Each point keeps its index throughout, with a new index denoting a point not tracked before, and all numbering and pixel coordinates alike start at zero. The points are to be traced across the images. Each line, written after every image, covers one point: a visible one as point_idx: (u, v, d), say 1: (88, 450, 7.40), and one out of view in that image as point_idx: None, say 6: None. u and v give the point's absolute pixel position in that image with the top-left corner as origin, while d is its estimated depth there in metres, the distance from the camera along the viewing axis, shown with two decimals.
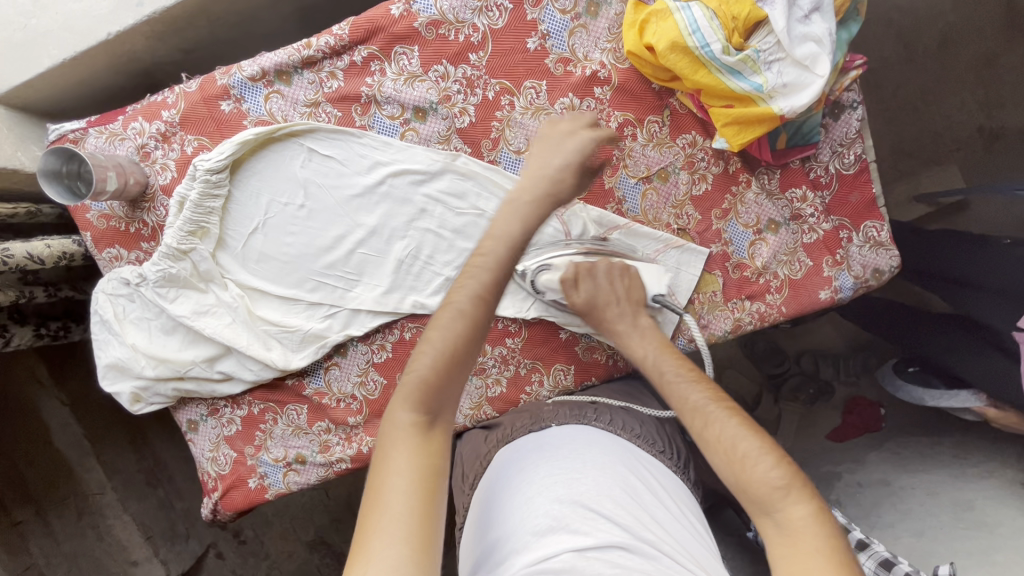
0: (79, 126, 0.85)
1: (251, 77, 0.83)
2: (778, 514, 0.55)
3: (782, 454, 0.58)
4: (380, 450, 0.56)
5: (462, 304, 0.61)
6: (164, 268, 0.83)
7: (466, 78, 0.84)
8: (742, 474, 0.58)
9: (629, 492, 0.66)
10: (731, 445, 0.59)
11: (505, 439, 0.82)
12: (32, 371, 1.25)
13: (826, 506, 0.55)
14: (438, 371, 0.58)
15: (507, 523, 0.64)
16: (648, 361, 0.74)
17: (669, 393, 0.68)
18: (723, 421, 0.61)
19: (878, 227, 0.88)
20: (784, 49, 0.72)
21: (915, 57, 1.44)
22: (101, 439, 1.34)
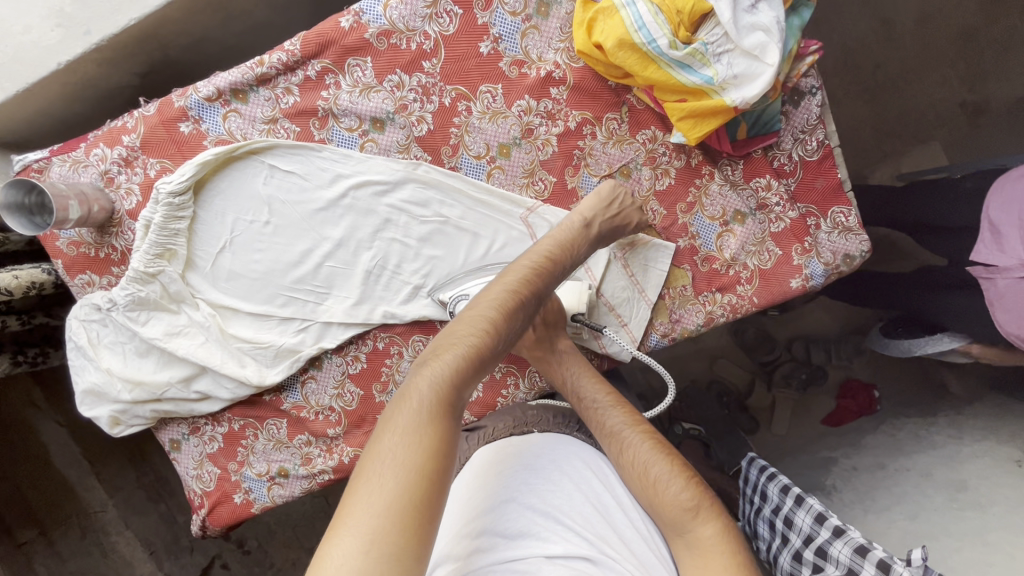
0: (42, 155, 0.86)
1: (207, 98, 0.84)
2: (688, 534, 0.60)
3: (690, 476, 0.63)
4: (395, 416, 0.55)
5: (503, 300, 0.65)
6: (132, 291, 0.84)
7: (421, 86, 0.83)
8: (654, 496, 0.63)
9: (599, 507, 0.67)
10: (644, 468, 0.65)
11: (487, 438, 0.78)
12: (29, 395, 1.29)
13: (731, 522, 0.61)
14: (472, 357, 0.60)
15: (474, 516, 0.63)
16: (566, 386, 0.77)
17: (592, 418, 0.73)
18: (637, 446, 0.67)
19: (845, 212, 0.87)
20: (732, 41, 0.71)
21: (894, 34, 1.42)
22: (101, 457, 1.36)
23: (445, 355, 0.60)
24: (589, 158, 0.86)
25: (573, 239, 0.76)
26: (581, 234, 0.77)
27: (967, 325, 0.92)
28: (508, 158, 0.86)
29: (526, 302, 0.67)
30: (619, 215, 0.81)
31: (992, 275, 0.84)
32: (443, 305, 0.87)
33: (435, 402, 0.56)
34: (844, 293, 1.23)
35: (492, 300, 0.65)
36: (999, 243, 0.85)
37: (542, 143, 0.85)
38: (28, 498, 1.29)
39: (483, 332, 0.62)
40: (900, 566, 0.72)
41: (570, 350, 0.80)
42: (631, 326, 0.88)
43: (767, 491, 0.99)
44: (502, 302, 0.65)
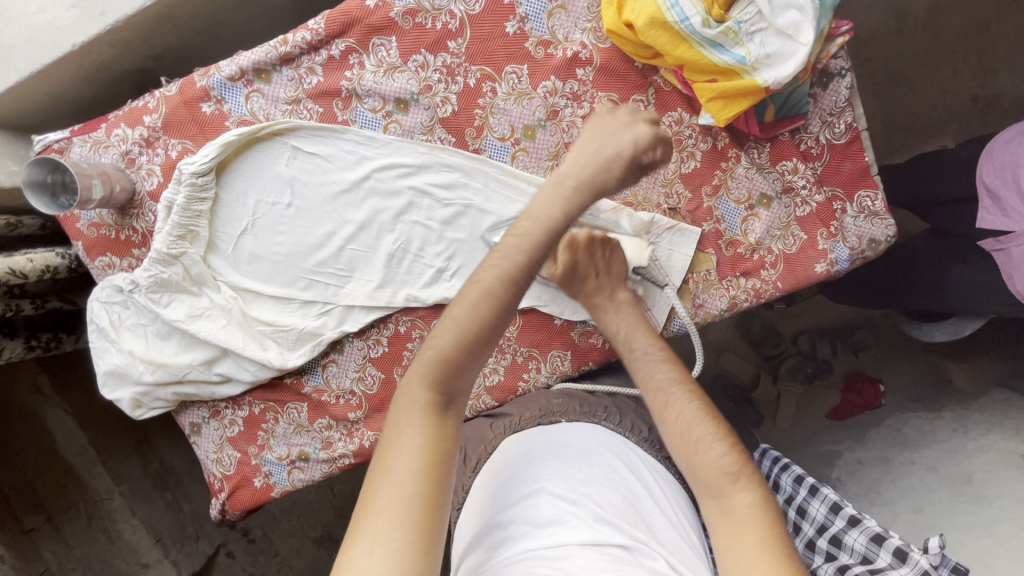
0: (63, 136, 0.85)
1: (230, 78, 0.83)
2: (724, 499, 0.61)
3: (734, 442, 0.64)
4: (392, 426, 0.56)
5: (489, 283, 0.60)
6: (155, 273, 0.83)
7: (446, 67, 0.83)
8: (694, 456, 0.64)
9: (632, 498, 0.65)
10: (688, 428, 0.66)
11: (514, 427, 0.80)
12: (34, 381, 1.26)
13: (771, 495, 0.61)
14: (459, 350, 0.58)
15: (506, 508, 0.64)
16: (619, 337, 0.79)
17: (638, 370, 0.74)
18: (682, 403, 0.68)
19: (873, 197, 0.86)
20: (766, 19, 0.71)
21: (908, 26, 1.40)
22: (107, 447, 1.36)
23: (424, 359, 0.59)
24: None
25: (554, 201, 0.67)
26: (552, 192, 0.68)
27: (975, 299, 0.92)
28: (533, 140, 0.85)
29: (509, 278, 0.61)
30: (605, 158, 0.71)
31: (1004, 244, 0.84)
32: None
33: (425, 405, 0.56)
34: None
35: (472, 288, 0.61)
36: (1001, 208, 0.86)
37: (567, 124, 0.85)
38: (35, 484, 1.24)
39: (466, 323, 0.59)
40: (917, 554, 0.73)
41: (626, 297, 0.82)
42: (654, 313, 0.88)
43: (779, 482, 0.94)
44: (482, 288, 0.60)
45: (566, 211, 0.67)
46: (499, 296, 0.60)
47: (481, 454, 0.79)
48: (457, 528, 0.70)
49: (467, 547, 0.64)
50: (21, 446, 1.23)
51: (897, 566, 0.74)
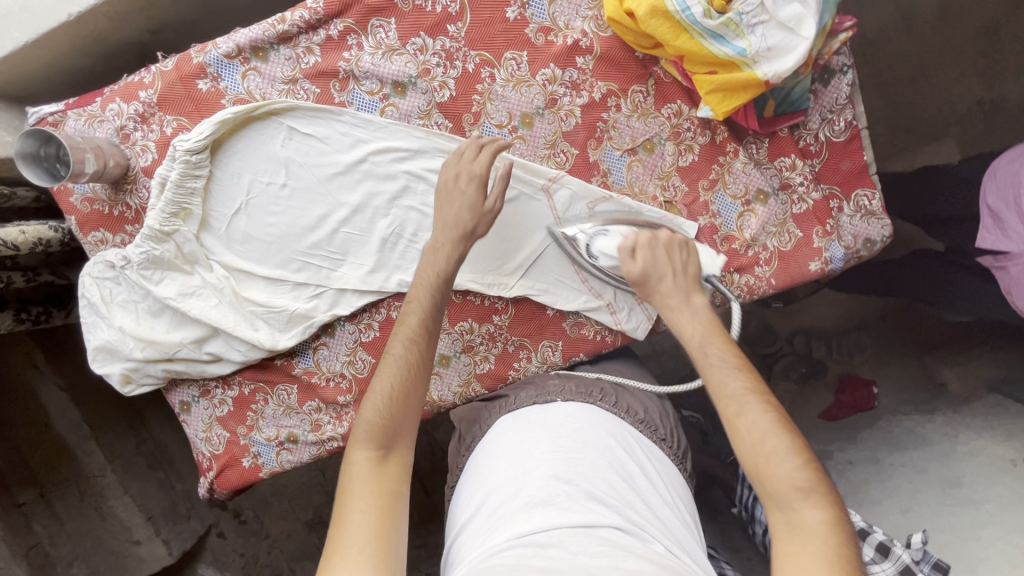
0: (57, 109, 0.85)
1: (226, 55, 0.82)
2: (791, 512, 0.57)
3: (810, 456, 0.58)
4: (343, 489, 0.62)
5: (402, 344, 0.69)
6: (147, 250, 0.83)
7: (445, 51, 0.82)
8: (766, 469, 0.59)
9: (625, 475, 0.66)
10: (759, 439, 0.60)
11: (508, 407, 0.81)
12: (29, 356, 1.26)
13: (844, 515, 0.56)
14: (388, 409, 0.66)
15: (500, 490, 0.64)
16: (693, 343, 0.68)
17: (710, 377, 0.65)
18: (756, 414, 0.61)
19: (870, 196, 0.86)
20: (768, 12, 0.70)
21: (915, 26, 1.38)
22: (99, 423, 1.37)
23: (359, 429, 0.65)
24: (612, 131, 0.84)
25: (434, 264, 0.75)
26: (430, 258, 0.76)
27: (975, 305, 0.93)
28: (530, 128, 0.84)
29: (418, 337, 0.70)
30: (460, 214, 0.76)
31: (1003, 263, 0.84)
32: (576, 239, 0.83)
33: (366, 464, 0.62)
34: (852, 283, 1.21)
35: (387, 357, 0.69)
36: (1002, 229, 0.84)
37: (565, 113, 0.84)
38: (27, 457, 1.24)
39: (390, 382, 0.67)
40: (899, 550, 0.74)
41: (703, 301, 0.71)
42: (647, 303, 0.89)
43: None
44: (397, 353, 0.69)
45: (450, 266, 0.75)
46: (411, 354, 0.69)
47: (475, 436, 0.81)
48: (454, 507, 0.72)
49: (464, 532, 0.65)
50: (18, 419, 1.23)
51: (879, 561, 0.75)
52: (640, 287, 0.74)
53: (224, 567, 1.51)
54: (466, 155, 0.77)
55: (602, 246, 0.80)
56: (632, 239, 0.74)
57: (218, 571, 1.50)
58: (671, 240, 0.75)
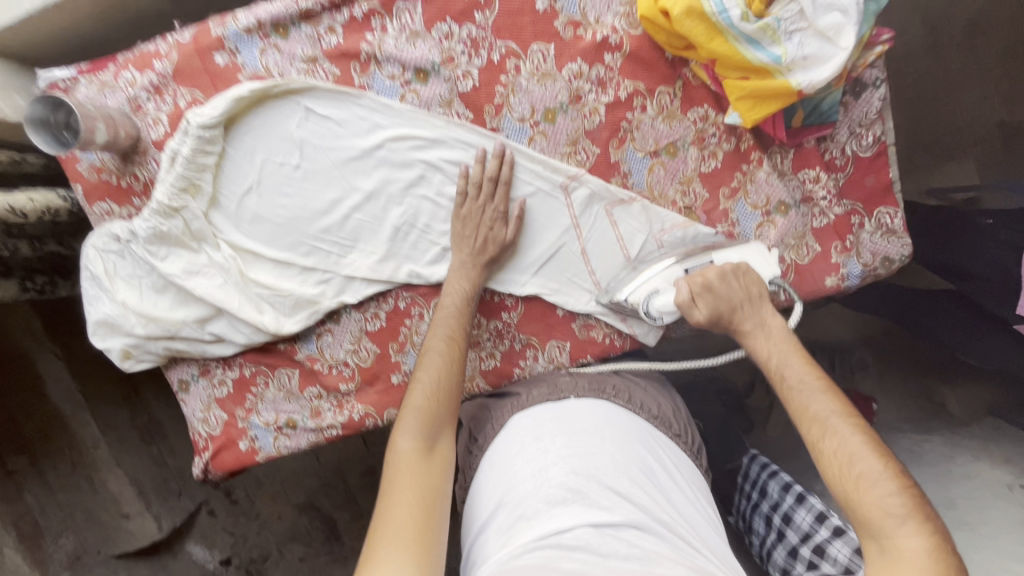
0: (69, 74, 0.82)
1: (246, 29, 0.80)
2: (885, 540, 0.57)
3: (906, 481, 0.59)
4: (388, 473, 0.67)
5: (437, 345, 0.78)
6: (154, 225, 0.81)
7: (470, 39, 0.80)
8: (857, 493, 0.60)
9: (646, 471, 0.68)
10: (849, 462, 0.61)
11: (521, 406, 0.78)
12: (28, 324, 1.29)
13: (945, 544, 0.56)
14: (430, 400, 0.73)
15: (519, 487, 0.66)
16: (770, 365, 0.71)
17: (791, 400, 0.68)
18: (844, 437, 0.62)
19: (892, 214, 0.84)
20: (807, 19, 0.68)
21: (942, 43, 1.35)
22: (98, 394, 1.36)
23: (408, 415, 0.72)
24: (636, 132, 0.83)
25: (464, 275, 0.83)
26: (461, 270, 0.83)
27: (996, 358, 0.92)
28: (553, 124, 0.83)
29: (455, 336, 0.79)
30: (487, 239, 0.83)
31: None
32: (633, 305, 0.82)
33: (412, 449, 0.68)
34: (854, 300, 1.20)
35: (429, 353, 0.77)
36: None
37: (589, 111, 0.82)
38: (22, 427, 1.28)
39: (431, 378, 0.75)
40: None
41: (780, 323, 0.73)
42: None
43: (766, 487, 0.97)
44: (436, 348, 0.78)
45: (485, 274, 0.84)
46: (449, 351, 0.77)
47: (486, 435, 0.79)
48: (470, 502, 0.73)
49: (484, 526, 0.67)
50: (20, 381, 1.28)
51: None
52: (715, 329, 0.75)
53: (212, 543, 1.50)
54: (480, 194, 0.83)
55: (660, 304, 0.78)
56: (688, 290, 0.74)
57: (206, 547, 1.49)
58: (723, 272, 0.74)
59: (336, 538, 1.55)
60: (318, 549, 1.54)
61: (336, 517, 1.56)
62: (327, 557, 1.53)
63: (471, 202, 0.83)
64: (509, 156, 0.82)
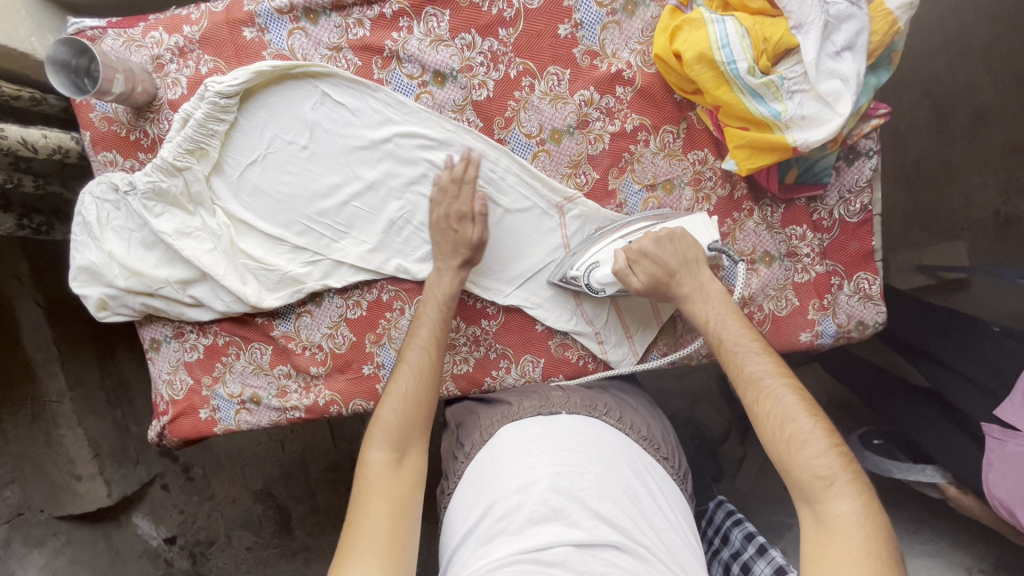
0: (99, 25, 0.84)
1: (278, 9, 0.83)
2: (817, 505, 0.61)
3: (835, 443, 0.63)
4: (359, 485, 0.69)
5: (412, 357, 0.79)
6: (154, 180, 0.83)
7: (491, 52, 0.83)
8: (790, 455, 0.64)
9: (630, 494, 0.68)
10: (781, 424, 0.65)
11: (511, 417, 0.80)
12: (14, 268, 1.27)
13: (873, 502, 0.59)
14: (400, 413, 0.74)
15: (503, 498, 0.67)
16: (709, 325, 0.75)
17: (730, 360, 0.72)
18: (777, 398, 0.66)
19: (870, 280, 0.87)
20: (809, 82, 0.72)
21: (945, 129, 1.39)
22: (70, 347, 1.34)
23: (377, 429, 0.73)
24: (636, 164, 0.85)
25: (436, 287, 0.84)
26: (435, 280, 0.84)
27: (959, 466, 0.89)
28: (558, 144, 0.85)
29: (429, 347, 0.80)
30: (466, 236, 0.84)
31: (1005, 437, 0.82)
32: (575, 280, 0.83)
33: (381, 462, 0.70)
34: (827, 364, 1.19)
35: (403, 365, 0.79)
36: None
37: (594, 137, 0.85)
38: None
39: (403, 391, 0.76)
40: None
41: (716, 287, 0.77)
42: (635, 341, 0.90)
43: (728, 535, 0.97)
44: (410, 360, 0.79)
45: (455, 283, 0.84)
46: (422, 363, 0.79)
47: (474, 443, 0.80)
48: (453, 510, 0.74)
49: (467, 535, 0.67)
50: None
51: None
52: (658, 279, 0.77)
53: (160, 520, 1.49)
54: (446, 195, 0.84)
55: (601, 277, 0.80)
56: (624, 257, 0.78)
57: (153, 523, 1.49)
58: (657, 239, 0.77)
59: (288, 531, 1.53)
60: (266, 541, 1.52)
61: (291, 509, 1.54)
62: (275, 550, 1.52)
63: (433, 208, 0.85)
64: (474, 159, 0.84)
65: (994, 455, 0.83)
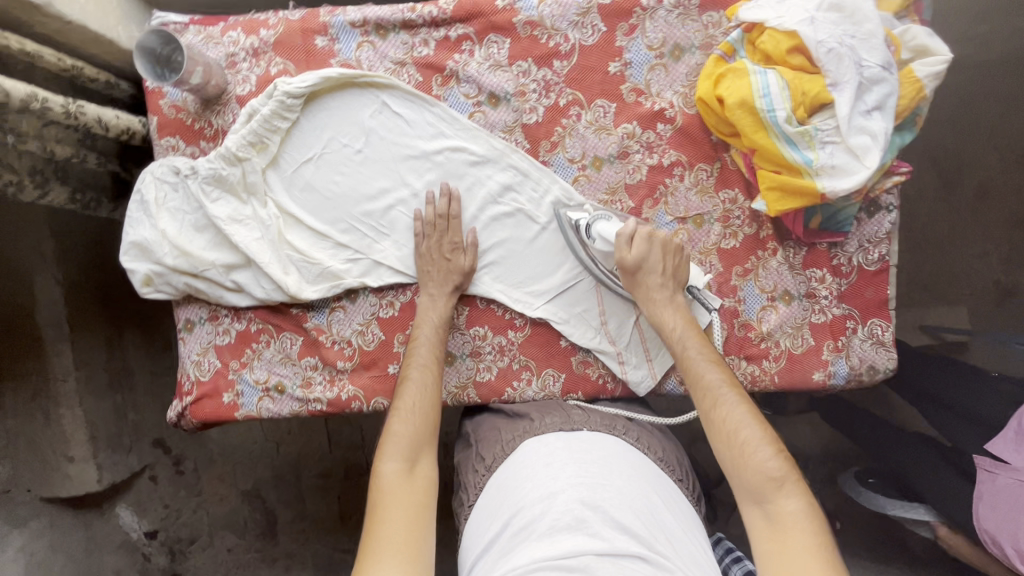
0: (182, 21, 0.90)
1: (351, 23, 0.89)
2: (768, 506, 0.64)
3: (781, 447, 0.66)
4: (375, 496, 0.70)
5: (415, 374, 0.82)
6: (216, 167, 0.87)
7: (544, 81, 0.89)
8: (742, 458, 0.66)
9: (650, 507, 0.70)
10: (734, 429, 0.68)
11: (533, 431, 0.83)
12: (38, 246, 1.25)
13: (815, 502, 0.63)
14: (410, 426, 0.76)
15: (526, 507, 0.69)
16: (674, 334, 0.81)
17: (689, 369, 0.76)
18: (731, 404, 0.70)
19: (884, 327, 0.91)
20: (840, 135, 0.77)
21: (952, 197, 1.46)
22: (79, 326, 1.32)
23: (388, 442, 0.74)
24: (670, 197, 0.90)
25: (430, 310, 0.89)
26: (431, 302, 0.89)
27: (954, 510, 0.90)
28: (598, 171, 0.91)
29: (429, 364, 0.83)
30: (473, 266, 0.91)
31: (995, 469, 0.83)
32: (573, 224, 0.88)
33: (394, 475, 0.71)
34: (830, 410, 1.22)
35: (406, 382, 0.81)
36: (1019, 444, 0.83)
37: (633, 168, 0.90)
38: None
39: (409, 406, 0.78)
40: None
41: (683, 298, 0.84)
42: (655, 364, 0.93)
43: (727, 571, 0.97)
44: (414, 378, 0.82)
45: (449, 306, 0.89)
46: (425, 378, 0.81)
47: (496, 454, 0.82)
48: (473, 522, 0.77)
49: (489, 545, 0.70)
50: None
51: None
52: (631, 278, 0.84)
53: (143, 513, 1.47)
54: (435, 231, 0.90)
55: (600, 231, 0.85)
56: (631, 228, 0.81)
57: (137, 515, 1.46)
58: (666, 244, 0.82)
59: (271, 536, 1.54)
60: (248, 543, 1.53)
61: (278, 513, 1.54)
62: (255, 554, 1.53)
63: (422, 242, 0.91)
64: (454, 193, 0.91)
65: (984, 487, 0.84)
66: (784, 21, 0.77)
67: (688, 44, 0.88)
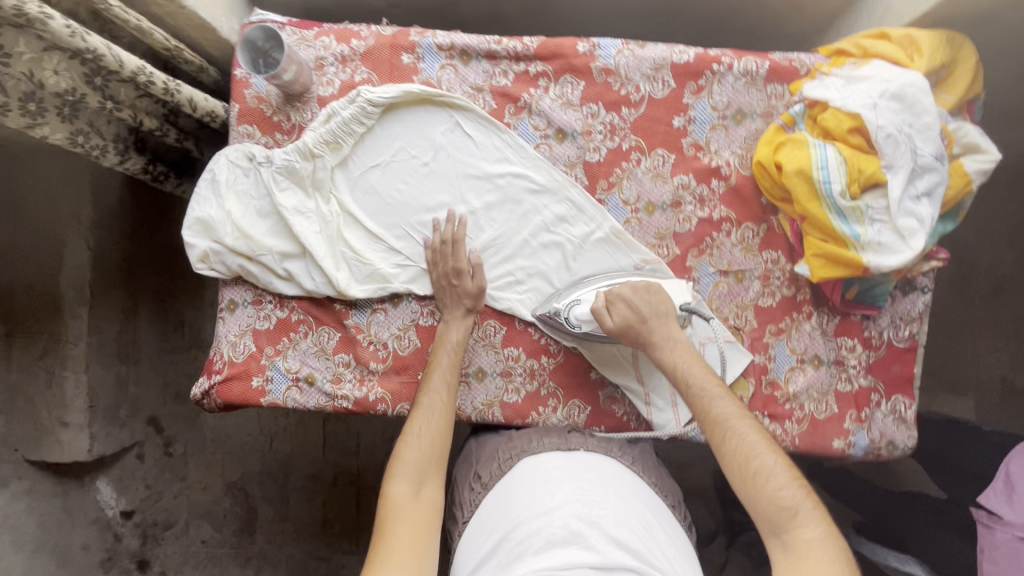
0: (280, 21, 0.96)
1: (439, 46, 0.95)
2: (786, 536, 0.65)
3: (795, 475, 0.68)
4: (383, 512, 0.72)
5: (428, 397, 0.84)
6: (290, 159, 0.91)
7: (611, 125, 0.94)
8: (757, 487, 0.68)
9: (644, 524, 0.71)
10: (747, 457, 0.70)
11: (529, 449, 0.84)
12: (77, 210, 1.25)
13: (834, 528, 0.64)
14: (421, 448, 0.78)
15: (523, 522, 0.69)
16: (677, 371, 0.81)
17: (698, 402, 0.77)
18: (742, 435, 0.72)
19: (906, 404, 0.94)
20: (889, 215, 0.81)
21: (967, 290, 1.50)
22: (103, 293, 1.31)
23: (398, 462, 0.76)
24: (715, 249, 0.94)
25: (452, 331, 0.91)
26: (458, 319, 0.91)
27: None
28: (649, 216, 0.95)
29: (443, 387, 0.85)
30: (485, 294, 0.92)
31: (993, 523, 0.81)
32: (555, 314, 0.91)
33: (405, 496, 0.73)
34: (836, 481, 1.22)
35: (418, 409, 0.83)
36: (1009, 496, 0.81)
37: (683, 217, 0.94)
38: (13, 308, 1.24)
39: (420, 427, 0.80)
40: None
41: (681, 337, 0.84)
42: (680, 410, 0.95)
43: None
44: (426, 403, 0.83)
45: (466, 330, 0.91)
46: (438, 399, 0.84)
47: (493, 473, 0.84)
48: (467, 543, 0.76)
49: (485, 560, 0.69)
50: (25, 255, 1.24)
51: None
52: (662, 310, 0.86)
53: (124, 490, 1.41)
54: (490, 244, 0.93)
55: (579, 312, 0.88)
56: (604, 299, 0.86)
57: (116, 490, 1.38)
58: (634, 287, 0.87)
59: (248, 534, 1.52)
60: (224, 538, 1.52)
61: (260, 510, 1.53)
62: (230, 549, 1.51)
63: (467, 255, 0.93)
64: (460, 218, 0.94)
65: (984, 541, 0.83)
66: (847, 103, 0.82)
67: (750, 110, 0.94)
